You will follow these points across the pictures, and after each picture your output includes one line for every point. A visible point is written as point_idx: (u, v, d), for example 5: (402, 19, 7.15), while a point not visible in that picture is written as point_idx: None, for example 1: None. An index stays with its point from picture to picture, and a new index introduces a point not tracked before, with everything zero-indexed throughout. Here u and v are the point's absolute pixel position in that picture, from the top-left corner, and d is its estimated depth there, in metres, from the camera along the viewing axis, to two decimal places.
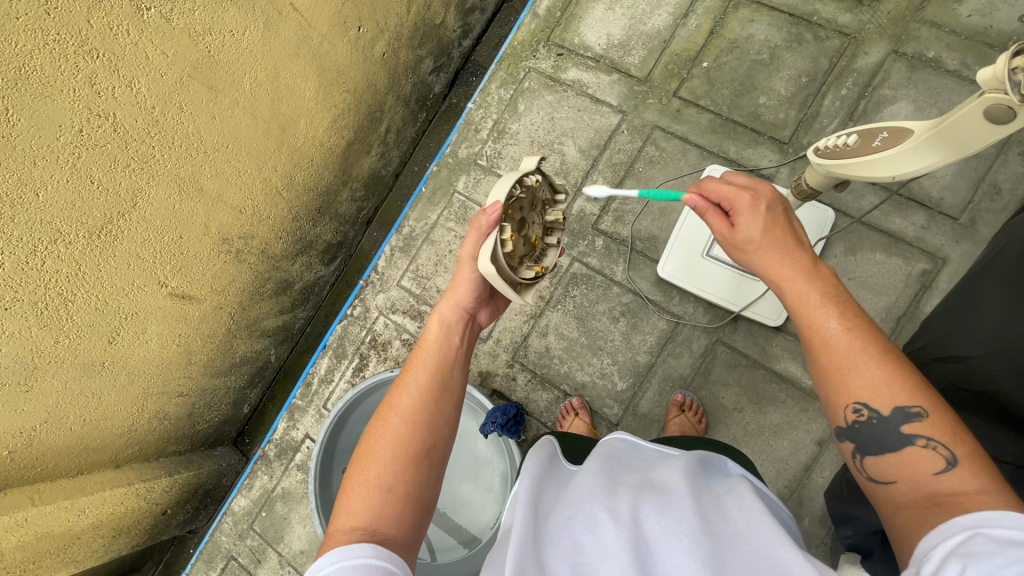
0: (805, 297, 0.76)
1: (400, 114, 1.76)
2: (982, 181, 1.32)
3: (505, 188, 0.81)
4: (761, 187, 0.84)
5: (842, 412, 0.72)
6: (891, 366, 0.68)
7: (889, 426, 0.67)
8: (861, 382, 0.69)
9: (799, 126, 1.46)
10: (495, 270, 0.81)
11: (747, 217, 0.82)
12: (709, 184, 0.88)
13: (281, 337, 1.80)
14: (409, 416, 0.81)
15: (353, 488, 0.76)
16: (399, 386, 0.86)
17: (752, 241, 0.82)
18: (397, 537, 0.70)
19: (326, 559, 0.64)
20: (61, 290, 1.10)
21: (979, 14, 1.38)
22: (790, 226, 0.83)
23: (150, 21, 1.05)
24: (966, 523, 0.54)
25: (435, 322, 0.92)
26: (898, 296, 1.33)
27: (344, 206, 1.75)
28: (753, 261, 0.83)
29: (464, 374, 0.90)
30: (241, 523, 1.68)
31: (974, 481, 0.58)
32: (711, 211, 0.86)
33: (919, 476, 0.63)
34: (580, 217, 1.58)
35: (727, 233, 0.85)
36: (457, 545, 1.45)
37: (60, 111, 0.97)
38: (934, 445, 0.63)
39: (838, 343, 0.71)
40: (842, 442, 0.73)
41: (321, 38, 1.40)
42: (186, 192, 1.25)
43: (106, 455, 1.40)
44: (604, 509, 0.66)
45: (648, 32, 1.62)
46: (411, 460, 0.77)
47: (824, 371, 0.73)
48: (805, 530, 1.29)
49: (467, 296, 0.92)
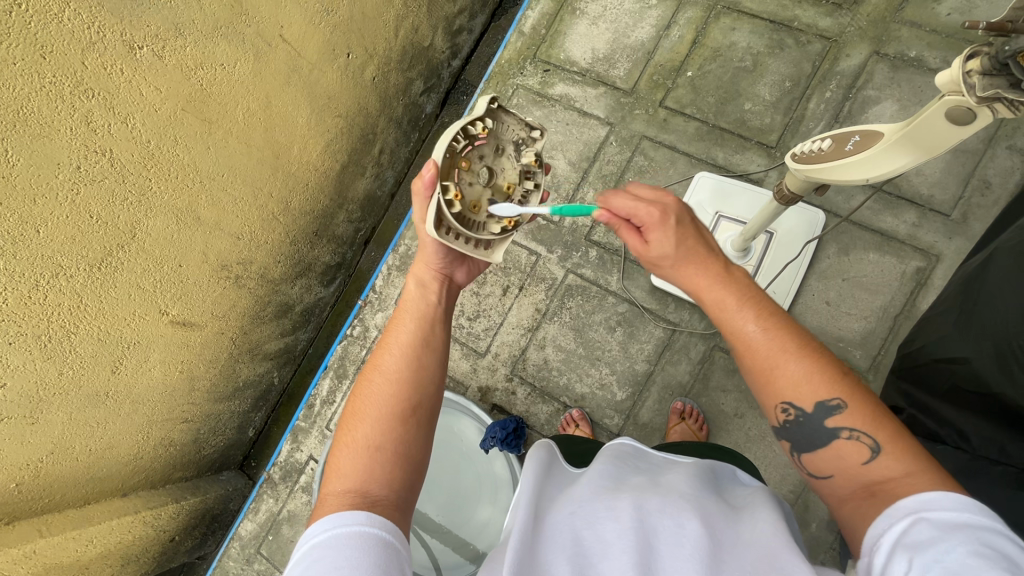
0: (721, 304, 0.77)
1: (393, 135, 1.80)
2: (971, 177, 1.33)
3: (444, 145, 0.83)
4: (668, 201, 0.82)
5: (774, 412, 0.74)
6: (808, 361, 0.70)
7: (816, 423, 0.70)
8: (785, 381, 0.71)
9: (785, 129, 1.47)
10: (440, 234, 0.85)
11: (659, 232, 0.79)
12: (616, 201, 0.83)
13: (284, 360, 1.82)
14: (393, 373, 0.83)
15: (343, 449, 0.77)
16: (382, 347, 0.88)
17: (666, 257, 0.80)
18: (388, 497, 0.71)
19: (320, 525, 0.65)
20: (64, 322, 1.12)
21: (958, 12, 1.39)
22: (699, 234, 0.82)
23: (144, 58, 1.08)
24: (909, 506, 0.58)
25: (411, 285, 0.95)
26: (893, 295, 1.33)
27: (341, 227, 1.78)
28: (670, 274, 0.81)
29: (445, 331, 0.92)
30: (249, 547, 1.68)
31: (900, 467, 0.62)
32: (624, 228, 0.83)
33: (851, 468, 0.67)
34: (574, 229, 1.59)
35: (641, 249, 0.82)
36: (465, 562, 1.40)
37: (58, 149, 1.00)
38: (858, 435, 0.67)
39: (758, 346, 0.72)
40: (780, 441, 0.76)
41: (312, 66, 1.43)
42: (184, 221, 1.28)
43: (114, 483, 1.41)
44: (608, 507, 0.66)
45: (632, 45, 1.65)
46: (398, 418, 0.79)
47: (751, 374, 0.74)
48: (812, 535, 1.28)
49: (436, 257, 0.93)
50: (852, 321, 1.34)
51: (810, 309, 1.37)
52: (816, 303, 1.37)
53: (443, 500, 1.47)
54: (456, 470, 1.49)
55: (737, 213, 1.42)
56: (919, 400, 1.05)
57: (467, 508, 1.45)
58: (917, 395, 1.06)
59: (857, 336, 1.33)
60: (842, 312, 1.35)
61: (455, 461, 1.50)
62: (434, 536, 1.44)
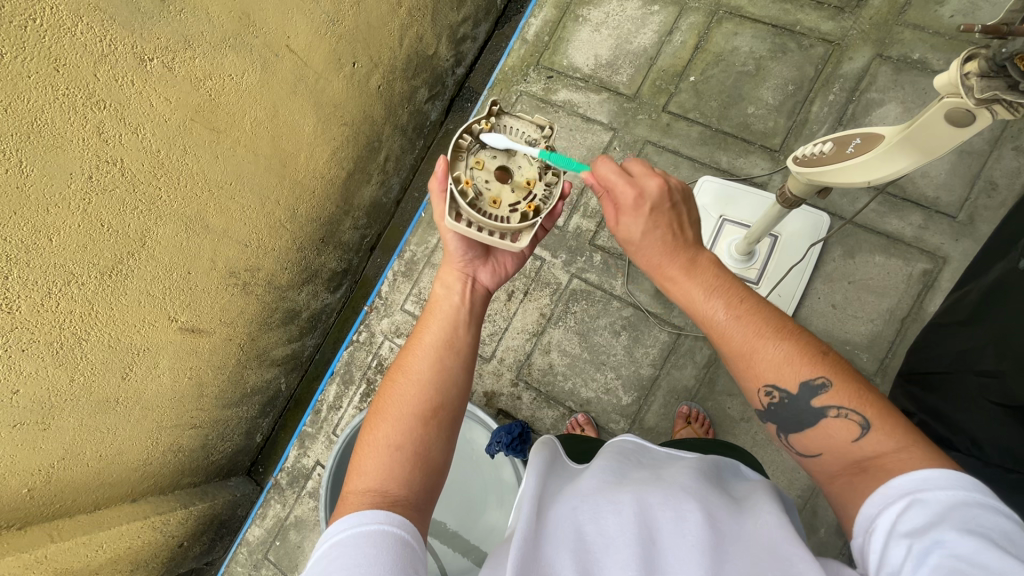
0: (689, 295, 0.79)
1: (398, 143, 1.82)
2: (977, 178, 1.32)
3: (450, 146, 0.86)
4: (650, 184, 0.82)
5: (757, 395, 0.74)
6: (786, 343, 0.71)
7: (801, 403, 0.70)
8: (764, 364, 0.71)
9: (789, 133, 1.47)
10: (462, 224, 0.87)
11: (628, 217, 0.81)
12: (603, 168, 0.84)
13: (291, 366, 1.84)
14: (416, 375, 0.84)
15: (366, 448, 0.78)
16: (407, 350, 0.89)
17: (632, 241, 0.83)
18: (407, 498, 0.72)
19: (340, 525, 0.66)
20: (75, 329, 1.14)
21: (961, 14, 1.39)
22: (674, 222, 0.81)
23: (154, 70, 1.11)
24: (902, 488, 0.58)
25: (439, 288, 0.96)
26: (900, 297, 1.32)
27: (347, 234, 1.80)
28: (635, 256, 0.84)
29: (471, 332, 0.91)
30: (256, 553, 1.69)
31: (892, 441, 0.63)
32: (603, 197, 0.86)
33: (841, 445, 0.67)
34: (578, 233, 1.59)
35: (613, 225, 0.85)
36: (472, 566, 1.41)
37: (71, 160, 1.02)
38: (846, 413, 0.67)
39: (731, 330, 0.74)
40: (768, 424, 0.76)
41: (318, 75, 1.45)
42: (193, 229, 1.30)
43: (123, 488, 1.42)
44: (610, 500, 0.66)
45: (634, 50, 1.66)
46: (419, 419, 0.79)
47: (730, 358, 0.75)
48: (821, 540, 1.26)
49: (460, 256, 0.94)
50: (858, 324, 1.33)
51: (816, 312, 1.37)
52: (822, 306, 1.36)
53: (450, 505, 1.49)
54: (463, 474, 1.50)
55: (742, 216, 1.42)
56: (931, 405, 1.04)
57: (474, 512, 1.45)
58: (929, 399, 1.05)
59: (864, 338, 1.32)
60: (849, 315, 1.34)
61: (462, 466, 1.51)
62: (442, 538, 1.46)
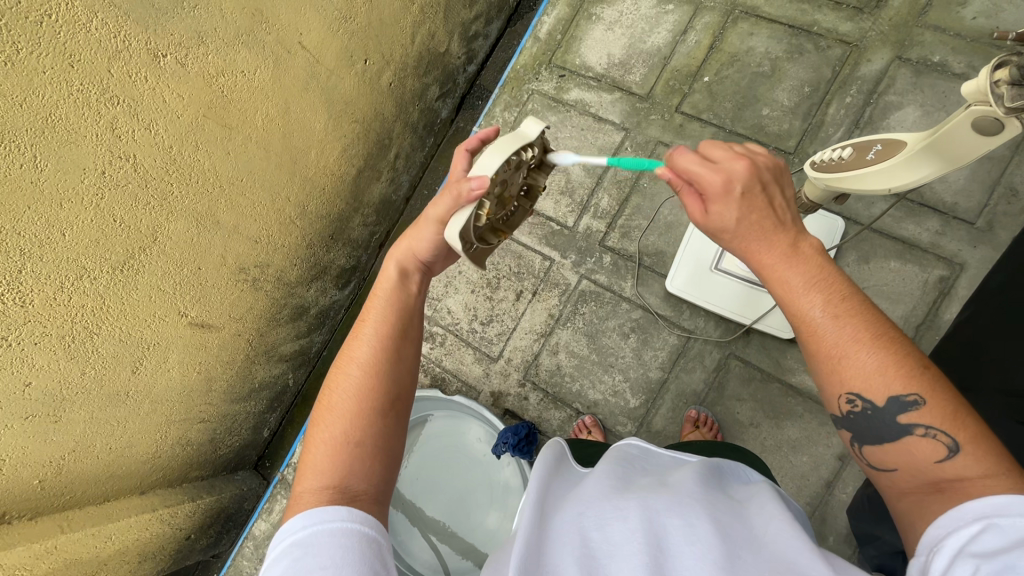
0: (786, 285, 0.74)
1: (408, 140, 1.81)
2: (997, 185, 1.29)
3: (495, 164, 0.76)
4: (737, 167, 0.74)
5: (836, 400, 0.73)
6: (883, 351, 0.68)
7: (885, 417, 0.69)
8: (855, 371, 0.69)
9: (804, 135, 1.45)
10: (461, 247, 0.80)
11: (720, 204, 0.75)
12: (680, 159, 0.77)
13: (298, 362, 1.85)
14: (371, 367, 0.82)
15: (317, 445, 0.76)
16: (356, 337, 0.86)
17: (726, 230, 0.76)
18: (367, 492, 0.73)
19: (298, 522, 0.66)
20: (87, 323, 1.15)
21: (984, 16, 1.36)
22: (771, 205, 0.75)
23: (167, 67, 1.11)
24: (978, 511, 0.57)
25: (390, 266, 0.90)
26: (915, 304, 1.30)
27: (356, 231, 1.80)
28: (731, 246, 0.78)
29: (422, 322, 0.92)
30: (261, 547, 1.70)
31: (979, 467, 0.61)
32: (685, 190, 0.79)
33: (921, 464, 0.66)
34: (588, 234, 1.59)
35: (700, 215, 0.78)
36: (473, 567, 1.41)
37: (85, 155, 1.03)
38: (934, 433, 0.66)
39: (826, 332, 0.71)
40: (842, 431, 0.76)
41: (329, 72, 1.45)
42: (203, 225, 1.30)
43: (133, 481, 1.44)
44: (612, 507, 0.65)
45: (648, 49, 1.65)
46: (377, 413, 0.79)
47: (817, 360, 0.72)
48: (830, 548, 1.25)
49: (424, 250, 0.90)
50: None
51: None
52: None
53: (451, 506, 1.48)
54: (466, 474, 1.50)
55: None
56: None
57: (479, 512, 1.45)
58: None
59: None
60: None
61: (467, 466, 1.50)
62: (443, 538, 1.46)
